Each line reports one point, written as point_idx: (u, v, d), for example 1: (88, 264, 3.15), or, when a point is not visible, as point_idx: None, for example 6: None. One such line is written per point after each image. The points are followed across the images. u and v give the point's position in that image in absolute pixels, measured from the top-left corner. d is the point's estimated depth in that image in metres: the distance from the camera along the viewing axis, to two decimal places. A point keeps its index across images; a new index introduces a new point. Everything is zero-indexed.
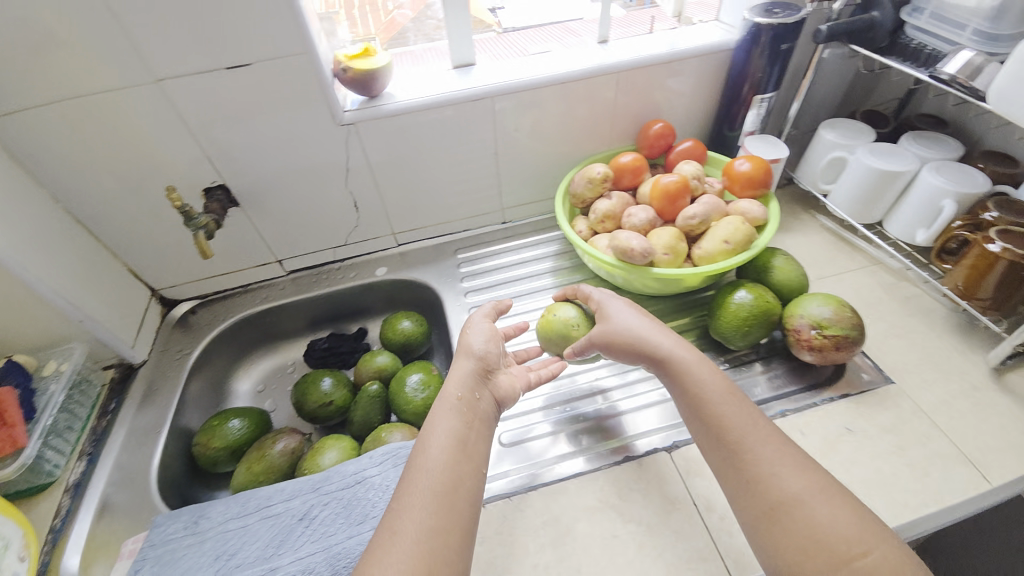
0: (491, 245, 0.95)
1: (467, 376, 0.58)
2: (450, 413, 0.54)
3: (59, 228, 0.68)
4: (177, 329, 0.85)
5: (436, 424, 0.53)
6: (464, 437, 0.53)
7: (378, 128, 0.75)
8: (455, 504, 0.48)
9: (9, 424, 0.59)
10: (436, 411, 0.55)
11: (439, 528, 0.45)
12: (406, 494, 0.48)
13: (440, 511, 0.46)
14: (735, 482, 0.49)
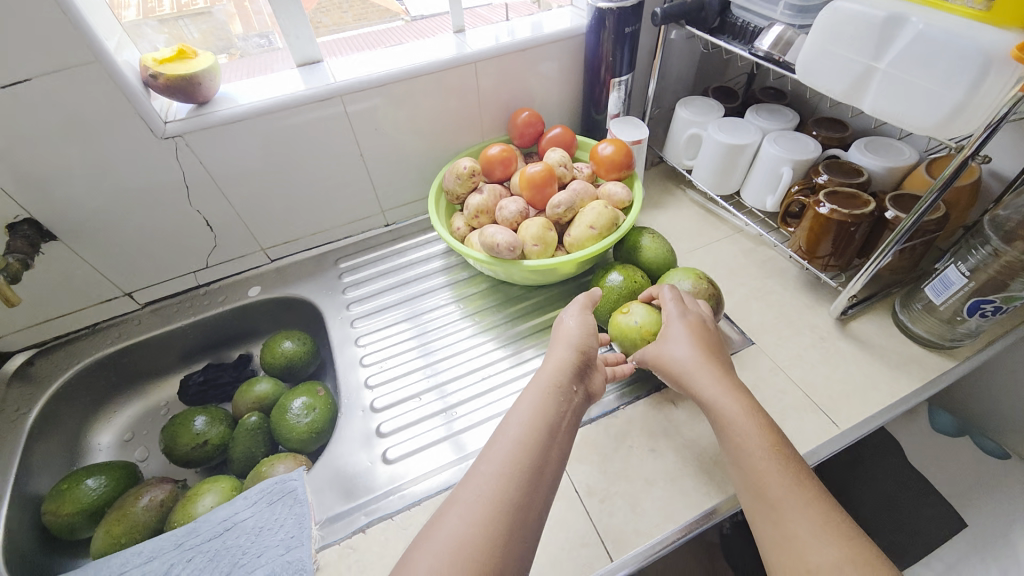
0: (374, 248, 0.90)
1: (569, 359, 0.58)
2: (550, 398, 0.53)
3: None
4: (10, 387, 0.73)
5: (523, 405, 0.53)
6: (552, 416, 0.52)
7: (215, 139, 0.68)
8: (530, 490, 0.46)
9: None
10: (532, 394, 0.54)
11: (482, 528, 0.42)
12: (473, 498, 0.45)
13: (496, 507, 0.44)
14: (749, 491, 0.49)
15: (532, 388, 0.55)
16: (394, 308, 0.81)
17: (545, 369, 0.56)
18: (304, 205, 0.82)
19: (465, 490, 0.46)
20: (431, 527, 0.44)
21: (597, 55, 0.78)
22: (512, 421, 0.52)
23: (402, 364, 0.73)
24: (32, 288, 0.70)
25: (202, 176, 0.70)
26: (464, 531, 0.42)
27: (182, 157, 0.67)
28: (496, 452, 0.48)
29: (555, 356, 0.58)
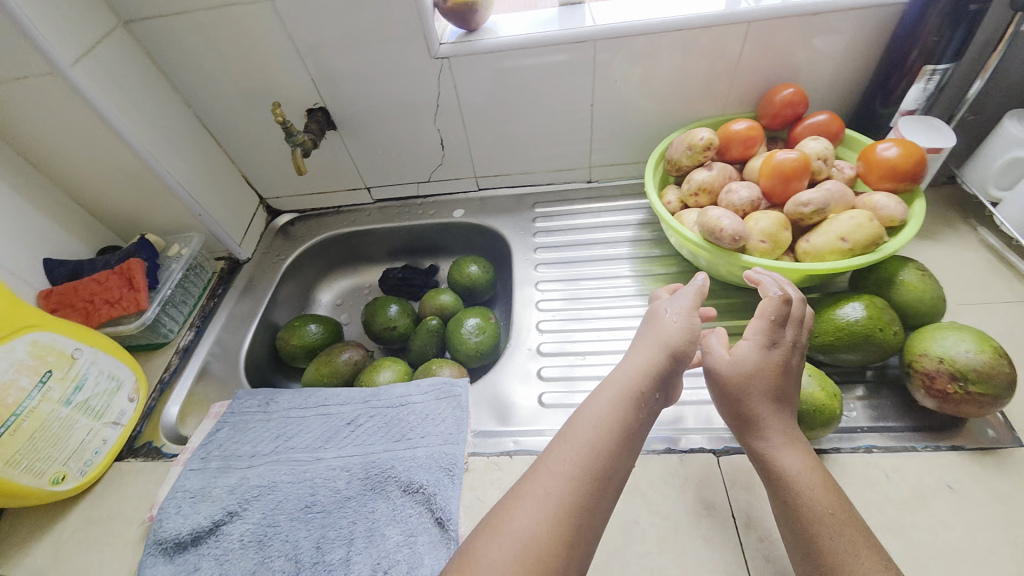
0: (571, 202, 0.90)
1: (664, 363, 0.52)
2: (631, 408, 0.49)
3: (190, 130, 0.77)
4: (278, 237, 0.94)
5: (596, 406, 0.49)
6: (626, 422, 0.48)
7: (474, 66, 0.73)
8: (606, 484, 0.46)
9: (135, 290, 0.67)
10: (615, 399, 0.49)
11: (561, 517, 0.43)
12: (540, 496, 0.44)
13: (570, 504, 0.44)
14: (793, 548, 0.46)
15: (614, 393, 0.50)
16: (578, 265, 0.82)
17: (628, 371, 0.51)
18: (523, 144, 0.85)
19: (537, 482, 0.45)
20: (509, 505, 0.45)
21: (917, 35, 0.62)
22: (584, 418, 0.49)
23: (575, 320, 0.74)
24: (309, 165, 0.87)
25: (452, 99, 0.77)
26: (538, 516, 0.43)
27: (443, 78, 0.74)
28: (566, 448, 0.47)
29: (640, 359, 0.52)
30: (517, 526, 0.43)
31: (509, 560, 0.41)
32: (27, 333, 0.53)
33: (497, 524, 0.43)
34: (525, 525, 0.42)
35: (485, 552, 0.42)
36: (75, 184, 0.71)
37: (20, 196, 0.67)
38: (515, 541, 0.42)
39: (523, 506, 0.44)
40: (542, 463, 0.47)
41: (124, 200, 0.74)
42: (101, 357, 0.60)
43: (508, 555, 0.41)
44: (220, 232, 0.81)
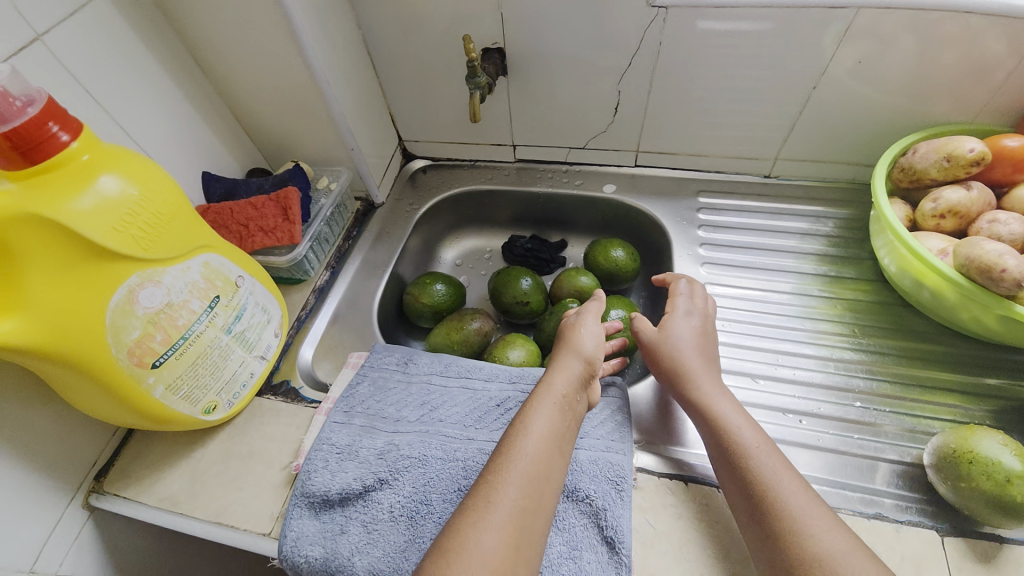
0: (742, 197, 0.79)
1: (576, 373, 0.54)
2: (551, 410, 0.50)
3: (356, 55, 0.71)
4: (411, 184, 0.88)
5: (538, 411, 0.50)
6: (556, 428, 0.49)
7: (692, 23, 0.62)
8: (550, 466, 0.46)
9: (290, 221, 0.64)
10: (539, 403, 0.50)
11: (539, 477, 0.45)
12: (519, 457, 0.46)
13: (542, 467, 0.46)
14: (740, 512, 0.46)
15: (541, 399, 0.51)
16: (750, 272, 0.72)
17: (554, 380, 0.53)
18: (709, 122, 0.74)
19: (507, 446, 0.47)
20: (501, 458, 0.46)
21: None
22: (537, 414, 0.49)
23: (751, 335, 0.65)
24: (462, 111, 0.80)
25: (649, 58, 0.67)
26: (527, 468, 0.45)
27: (650, 32, 0.64)
28: (520, 431, 0.48)
29: (559, 370, 0.54)
30: (514, 471, 0.45)
31: (513, 504, 0.43)
32: (202, 254, 0.48)
33: (497, 473, 0.45)
34: (515, 469, 0.45)
35: (485, 498, 0.43)
36: (240, 97, 0.68)
37: (190, 102, 0.63)
38: (518, 488, 0.44)
39: (509, 459, 0.46)
40: (508, 436, 0.48)
41: (282, 123, 0.70)
42: (257, 288, 0.57)
43: (508, 502, 0.43)
44: (366, 170, 0.76)
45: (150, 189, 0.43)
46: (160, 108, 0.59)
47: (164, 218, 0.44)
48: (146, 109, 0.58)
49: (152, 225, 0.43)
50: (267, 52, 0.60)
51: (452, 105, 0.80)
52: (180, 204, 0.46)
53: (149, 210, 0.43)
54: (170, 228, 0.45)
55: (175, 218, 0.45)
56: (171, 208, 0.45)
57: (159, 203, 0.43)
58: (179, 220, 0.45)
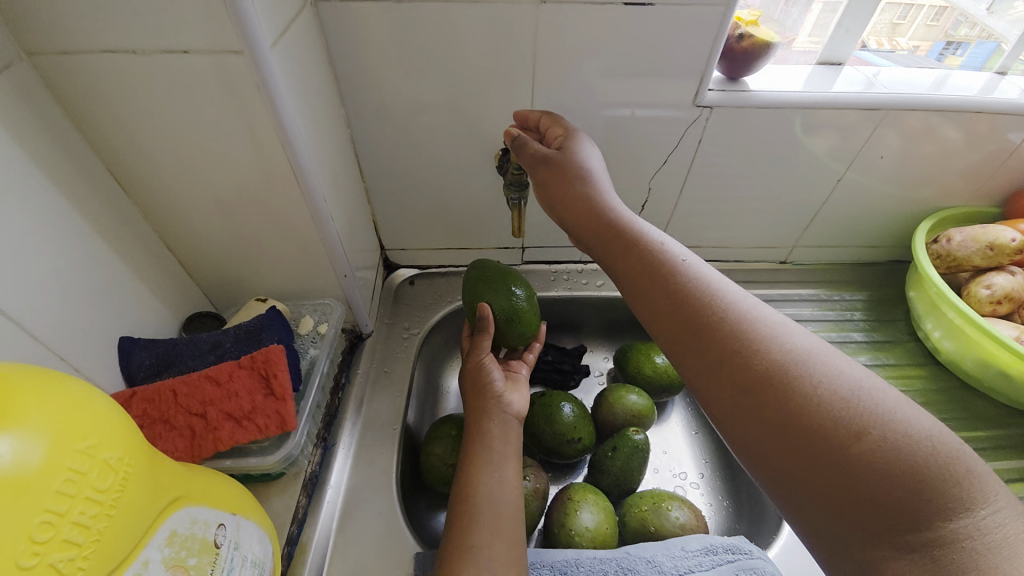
0: (767, 285, 0.76)
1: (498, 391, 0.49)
2: (490, 438, 0.46)
3: (344, 156, 0.56)
4: (400, 301, 0.71)
5: (479, 444, 0.46)
6: (500, 454, 0.45)
7: (734, 121, 0.59)
8: (505, 493, 0.43)
9: (277, 398, 0.43)
10: (479, 433, 0.46)
11: (498, 508, 0.42)
12: (474, 495, 0.42)
13: (498, 496, 0.42)
14: (732, 383, 0.38)
15: (477, 430, 0.47)
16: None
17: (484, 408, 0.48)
18: (734, 214, 0.71)
19: (462, 483, 0.43)
20: (462, 501, 0.42)
21: None
22: (480, 446, 0.45)
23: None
24: (468, 213, 0.68)
25: (686, 154, 0.63)
26: (488, 501, 0.42)
27: (690, 129, 0.60)
28: (471, 467, 0.44)
29: (481, 395, 0.49)
30: (478, 511, 0.41)
31: (478, 543, 0.40)
32: (169, 521, 0.28)
33: (463, 513, 0.41)
34: (478, 509, 0.41)
35: (458, 543, 0.40)
36: (181, 219, 0.47)
37: (105, 232, 0.42)
38: (484, 522, 0.41)
39: (467, 499, 0.42)
40: (462, 473, 0.44)
41: (243, 247, 0.51)
42: (241, 532, 0.35)
43: (478, 542, 0.40)
44: (359, 298, 0.57)
45: (82, 452, 0.23)
46: (58, 249, 0.38)
47: (109, 495, 0.23)
48: (33, 254, 0.36)
49: (85, 525, 0.22)
50: (237, 159, 0.43)
51: (456, 208, 0.67)
52: (132, 453, 0.26)
53: (80, 498, 0.22)
54: (119, 510, 0.24)
55: (126, 487, 0.25)
56: (120, 471, 0.24)
57: (97, 473, 0.23)
58: (131, 487, 0.25)
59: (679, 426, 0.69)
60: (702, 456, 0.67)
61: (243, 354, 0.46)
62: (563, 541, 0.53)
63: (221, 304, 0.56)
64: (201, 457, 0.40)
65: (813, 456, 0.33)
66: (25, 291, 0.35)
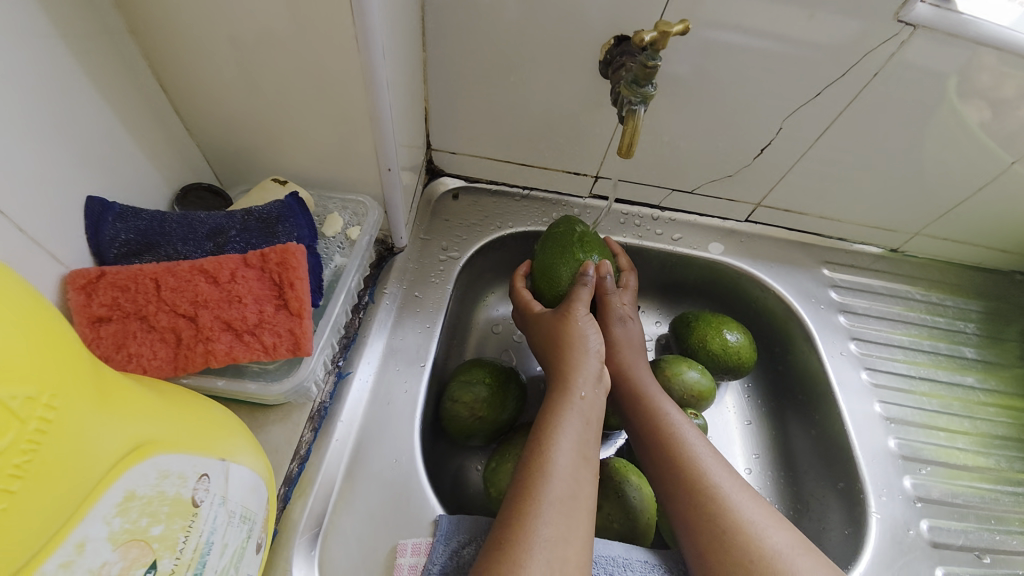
0: (870, 274, 0.64)
1: (593, 369, 0.42)
2: (575, 417, 0.38)
3: (408, 6, 0.41)
4: (439, 216, 0.59)
5: (563, 421, 0.38)
6: (585, 439, 0.38)
7: (929, 55, 0.44)
8: (586, 487, 0.35)
9: (291, 313, 0.33)
10: (563, 407, 0.39)
11: (575, 499, 0.34)
12: (549, 476, 0.34)
13: (577, 485, 0.35)
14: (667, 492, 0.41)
15: (563, 404, 0.39)
16: (914, 382, 0.56)
17: (576, 382, 0.41)
18: (867, 182, 0.57)
19: (532, 461, 0.35)
20: (525, 482, 0.34)
21: None
22: (565, 424, 0.38)
23: (958, 484, 0.51)
24: (543, 122, 0.54)
25: (848, 91, 0.48)
26: (565, 488, 0.34)
27: (869, 56, 0.45)
28: (547, 444, 0.36)
29: (576, 367, 0.42)
30: (548, 495, 0.33)
31: (547, 537, 0.32)
32: (112, 472, 0.19)
33: (530, 496, 0.33)
34: (548, 494, 0.33)
35: (522, 530, 0.32)
36: (182, 46, 0.34)
37: (75, 38, 0.29)
38: (556, 511, 0.33)
39: (539, 481, 0.34)
40: (531, 448, 0.37)
41: (263, 104, 0.38)
42: (230, 481, 0.26)
43: (548, 533, 0.32)
44: (399, 201, 0.45)
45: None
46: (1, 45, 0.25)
47: (7, 460, 0.15)
48: None
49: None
50: None
51: (529, 112, 0.53)
52: (54, 389, 0.17)
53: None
54: (26, 479, 0.16)
55: (40, 444, 0.16)
56: (29, 420, 0.16)
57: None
58: (49, 443, 0.16)
59: (734, 414, 0.60)
60: (752, 451, 0.58)
61: (251, 249, 0.35)
62: (597, 526, 0.46)
63: (225, 177, 0.44)
64: (188, 371, 0.31)
65: (704, 548, 0.37)
66: None
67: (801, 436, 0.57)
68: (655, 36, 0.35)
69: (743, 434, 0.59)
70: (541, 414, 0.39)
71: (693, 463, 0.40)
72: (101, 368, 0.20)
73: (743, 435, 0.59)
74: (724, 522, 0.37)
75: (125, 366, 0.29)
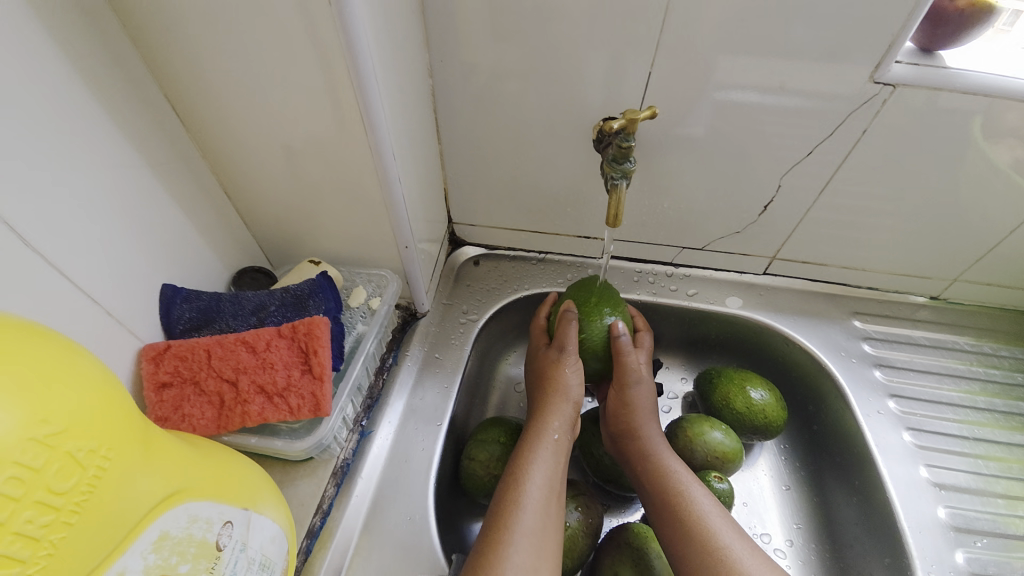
0: (910, 325, 0.61)
1: (568, 413, 0.46)
2: (548, 457, 0.42)
3: (421, 111, 0.49)
4: (460, 281, 0.64)
5: (535, 459, 0.41)
6: (555, 478, 0.41)
7: (916, 109, 0.45)
8: (553, 521, 0.39)
9: (314, 377, 0.38)
10: (537, 447, 0.42)
11: (543, 531, 0.38)
12: (520, 510, 0.38)
13: (545, 520, 0.38)
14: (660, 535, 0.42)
15: (536, 444, 0.43)
16: (968, 444, 0.53)
17: (550, 423, 0.45)
18: (885, 230, 0.56)
19: (507, 498, 0.39)
20: (499, 515, 0.38)
21: None
22: (538, 462, 0.41)
23: (1019, 557, 0.47)
24: (550, 194, 0.59)
25: (841, 146, 0.49)
26: (534, 521, 0.38)
27: (854, 115, 0.47)
28: (520, 480, 0.40)
29: (551, 410, 0.45)
30: (519, 526, 0.37)
31: (517, 563, 0.35)
32: (143, 515, 0.23)
33: (502, 527, 0.37)
34: (519, 524, 0.37)
35: (495, 558, 0.36)
36: (241, 160, 0.43)
37: (156, 163, 0.39)
38: (526, 542, 0.37)
39: (511, 514, 0.38)
40: (507, 483, 0.40)
41: (303, 200, 0.46)
42: (252, 531, 0.30)
43: (518, 561, 0.36)
44: (417, 272, 0.51)
45: (38, 442, 0.19)
46: (100, 175, 0.35)
47: (70, 498, 0.20)
48: (74, 177, 0.33)
49: (31, 536, 0.18)
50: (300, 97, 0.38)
51: (536, 185, 0.58)
52: (110, 443, 0.22)
53: (26, 502, 0.18)
54: (82, 515, 0.20)
55: (95, 488, 0.21)
56: (89, 467, 0.21)
57: (56, 469, 0.19)
58: (102, 486, 0.21)
59: (769, 477, 0.57)
60: (793, 521, 0.55)
61: (285, 320, 0.42)
62: None
63: (276, 258, 0.52)
64: (228, 429, 0.37)
65: None
66: (59, 216, 0.32)
67: (844, 503, 0.53)
68: (624, 122, 0.43)
69: (778, 497, 0.56)
70: (517, 451, 0.43)
71: (685, 506, 0.41)
72: (150, 428, 0.26)
73: (778, 498, 0.56)
74: (715, 568, 0.37)
75: (178, 425, 0.35)
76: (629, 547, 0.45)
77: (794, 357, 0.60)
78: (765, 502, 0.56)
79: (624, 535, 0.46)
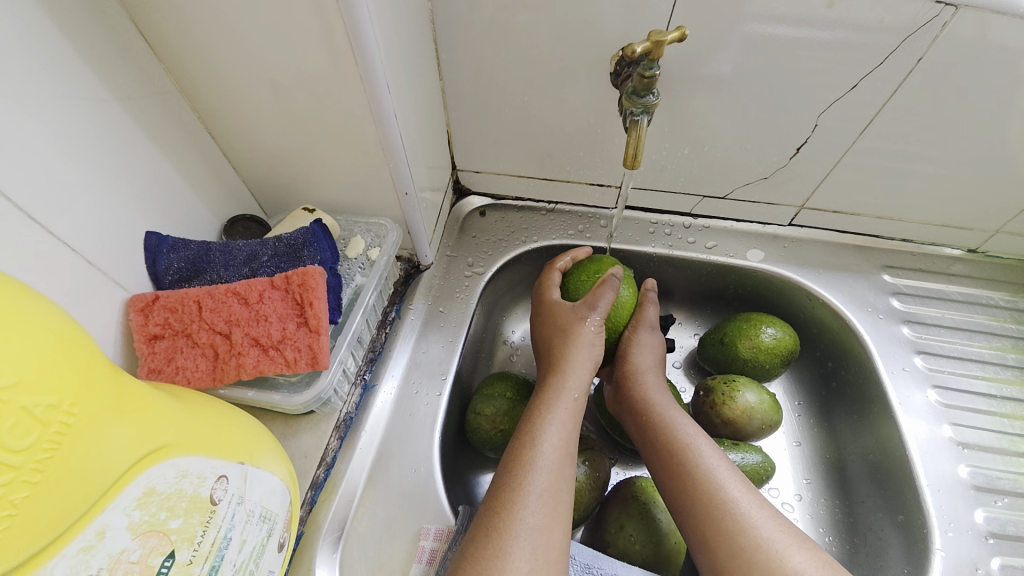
0: (944, 279, 0.57)
1: (581, 370, 0.43)
2: (558, 415, 0.40)
3: (417, 39, 0.43)
4: (466, 233, 0.61)
5: (546, 421, 0.40)
6: (567, 435, 0.40)
7: (978, 36, 0.39)
8: (567, 482, 0.38)
9: (311, 330, 0.36)
10: (552, 406, 0.41)
11: (556, 492, 0.37)
12: (533, 472, 0.37)
13: (558, 480, 0.37)
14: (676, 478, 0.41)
15: (546, 404, 0.41)
16: (995, 403, 0.51)
17: (565, 383, 0.43)
18: (926, 177, 0.51)
19: (518, 458, 0.38)
20: (509, 477, 0.37)
21: None
22: (548, 425, 0.40)
23: None
24: (560, 138, 0.54)
25: (889, 80, 0.43)
26: (545, 482, 0.37)
27: (908, 43, 0.40)
28: (531, 441, 0.39)
29: (562, 368, 0.43)
30: (530, 488, 0.36)
31: (531, 524, 0.35)
32: (119, 469, 0.21)
33: (512, 489, 0.36)
34: (530, 487, 0.36)
35: (508, 520, 0.35)
36: (219, 97, 0.39)
37: (131, 101, 0.35)
38: (539, 503, 0.36)
39: (522, 476, 0.37)
40: (517, 445, 0.39)
41: (292, 142, 0.42)
42: (250, 484, 0.29)
43: (532, 523, 0.35)
44: (420, 222, 0.49)
45: None
46: (67, 113, 0.31)
47: (31, 456, 0.18)
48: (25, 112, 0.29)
49: None
50: (281, 20, 0.33)
51: (545, 128, 0.53)
52: (75, 398, 0.20)
53: None
54: (48, 474, 0.19)
55: (61, 445, 0.19)
56: (51, 423, 0.19)
57: (11, 425, 0.18)
58: (69, 443, 0.20)
59: (782, 434, 0.56)
60: (803, 476, 0.54)
61: (279, 271, 0.40)
62: (618, 546, 0.43)
63: (269, 206, 0.49)
64: (224, 382, 0.35)
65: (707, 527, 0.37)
66: (23, 164, 0.29)
67: (858, 460, 0.52)
68: (649, 46, 0.37)
69: (791, 452, 0.55)
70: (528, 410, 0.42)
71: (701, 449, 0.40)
72: (127, 382, 0.24)
73: (793, 453, 0.55)
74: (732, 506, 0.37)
75: (172, 377, 0.34)
76: (637, 500, 0.44)
77: (818, 312, 0.57)
78: (781, 459, 0.55)
79: (634, 488, 0.45)
